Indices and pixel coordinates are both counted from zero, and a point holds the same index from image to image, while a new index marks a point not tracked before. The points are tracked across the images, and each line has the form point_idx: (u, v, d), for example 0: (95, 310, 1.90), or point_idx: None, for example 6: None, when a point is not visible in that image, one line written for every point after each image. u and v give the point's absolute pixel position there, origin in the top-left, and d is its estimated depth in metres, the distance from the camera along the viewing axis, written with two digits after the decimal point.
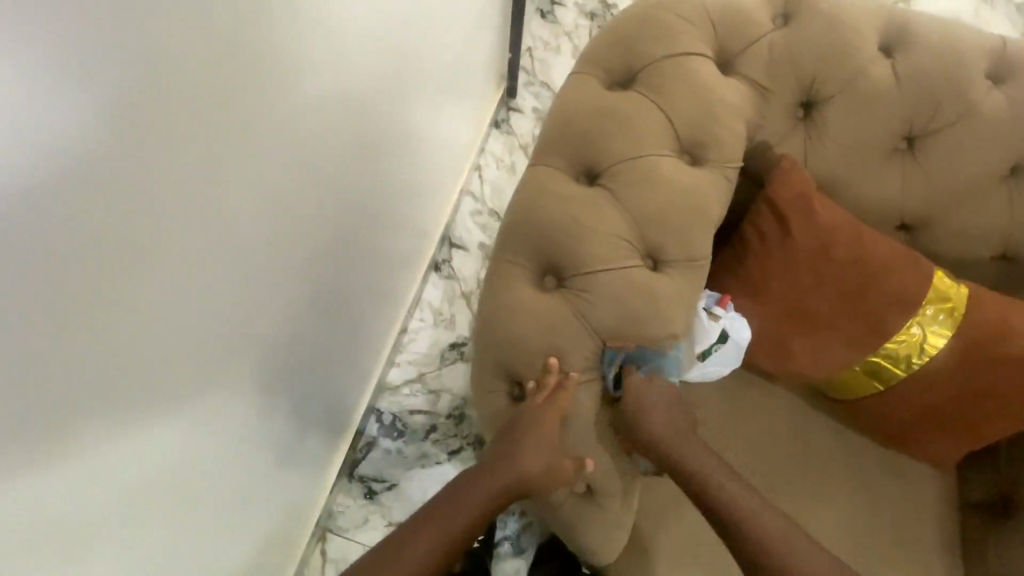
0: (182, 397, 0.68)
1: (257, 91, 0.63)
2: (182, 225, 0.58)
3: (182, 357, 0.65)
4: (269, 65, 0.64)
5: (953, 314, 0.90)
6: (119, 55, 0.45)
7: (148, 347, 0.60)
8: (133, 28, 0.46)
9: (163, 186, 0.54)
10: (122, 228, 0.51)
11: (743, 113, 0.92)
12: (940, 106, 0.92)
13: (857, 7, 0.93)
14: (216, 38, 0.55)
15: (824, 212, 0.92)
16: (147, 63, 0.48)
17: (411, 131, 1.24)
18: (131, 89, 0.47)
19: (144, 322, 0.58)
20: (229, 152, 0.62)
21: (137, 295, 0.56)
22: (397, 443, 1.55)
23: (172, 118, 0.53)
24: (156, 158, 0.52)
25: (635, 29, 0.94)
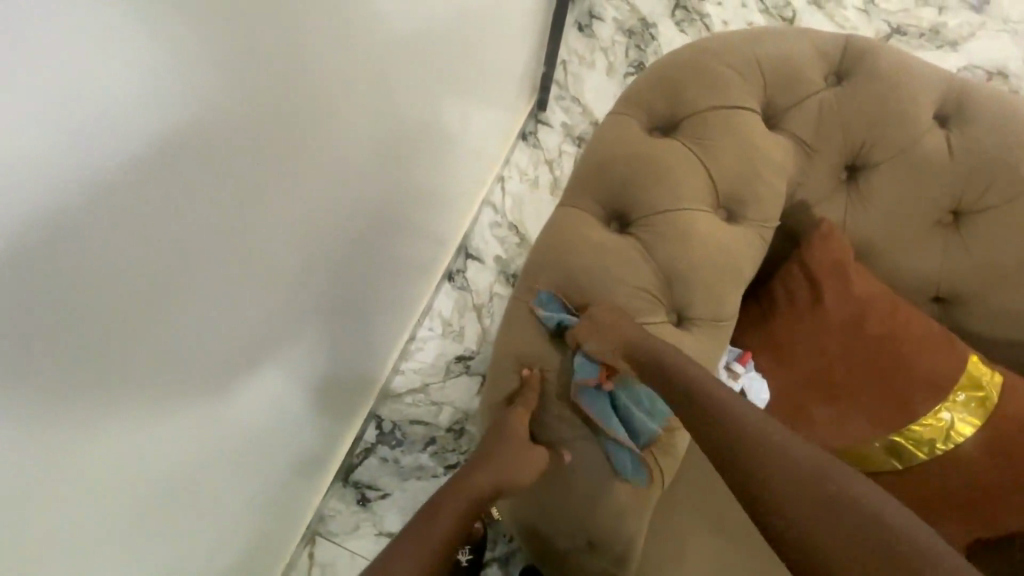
0: (181, 411, 0.67)
1: (284, 112, 0.62)
2: (196, 248, 0.58)
3: (189, 370, 0.65)
4: (298, 85, 0.63)
5: (985, 403, 0.86)
6: (146, 83, 0.45)
7: (154, 362, 0.59)
8: (164, 55, 0.46)
9: (182, 207, 0.54)
10: (137, 248, 0.51)
11: (785, 170, 0.89)
12: (992, 183, 0.88)
13: (914, 70, 0.90)
14: (247, 60, 0.54)
15: (860, 283, 0.89)
16: (177, 88, 0.48)
17: (437, 142, 1.21)
18: (157, 111, 0.47)
19: (152, 340, 0.57)
20: (251, 172, 0.61)
21: (149, 314, 0.56)
22: (395, 452, 1.53)
23: (197, 137, 0.52)
24: (177, 178, 0.52)
25: (682, 71, 0.91)
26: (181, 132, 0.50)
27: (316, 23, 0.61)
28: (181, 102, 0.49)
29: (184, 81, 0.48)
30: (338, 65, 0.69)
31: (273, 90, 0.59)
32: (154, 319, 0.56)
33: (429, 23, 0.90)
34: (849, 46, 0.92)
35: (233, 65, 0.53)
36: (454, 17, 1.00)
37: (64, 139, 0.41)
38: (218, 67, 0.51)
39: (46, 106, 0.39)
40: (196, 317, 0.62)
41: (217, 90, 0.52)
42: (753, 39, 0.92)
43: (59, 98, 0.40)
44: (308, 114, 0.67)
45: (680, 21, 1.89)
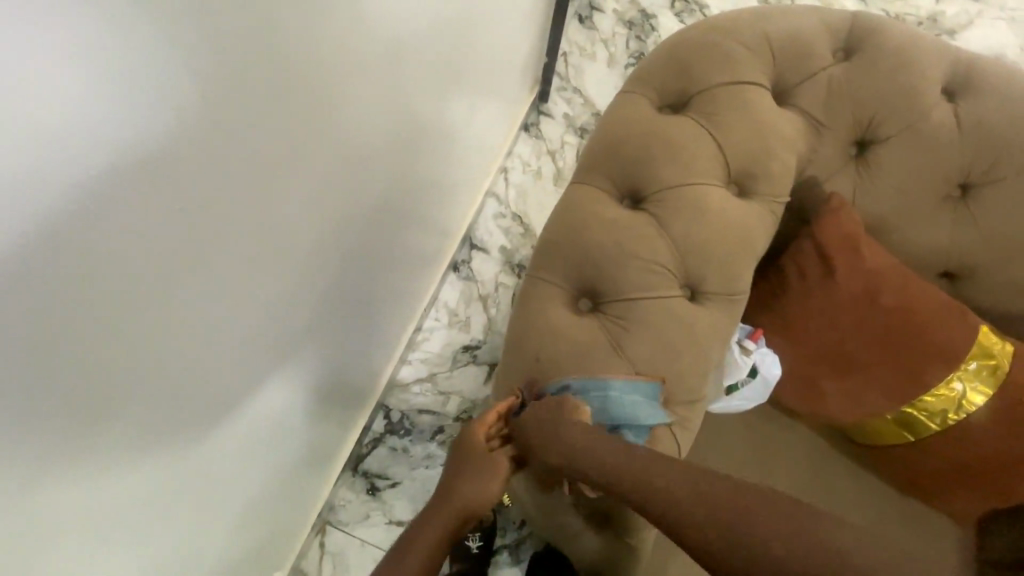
0: (198, 387, 0.68)
1: (301, 87, 0.63)
2: (217, 220, 0.58)
3: (208, 343, 0.66)
4: (314, 58, 0.63)
5: (996, 372, 0.87)
6: (179, 52, 0.46)
7: (175, 335, 0.60)
8: (196, 24, 0.46)
9: (206, 174, 0.54)
10: (164, 213, 0.51)
11: (794, 146, 0.89)
12: (1000, 156, 0.89)
13: (921, 46, 0.91)
14: (268, 25, 0.54)
15: (872, 255, 0.89)
16: (206, 58, 0.48)
17: (443, 131, 1.22)
18: (184, 71, 0.47)
19: (174, 308, 0.58)
20: (270, 143, 0.61)
21: (173, 282, 0.56)
22: (404, 442, 1.53)
23: (221, 101, 0.52)
24: (204, 143, 0.52)
25: (691, 51, 0.92)
26: (205, 94, 0.50)
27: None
28: (206, 64, 0.49)
29: (209, 42, 0.48)
30: (351, 44, 0.69)
31: (292, 60, 0.60)
32: (177, 286, 0.57)
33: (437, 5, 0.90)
34: (856, 23, 0.92)
35: (254, 30, 0.53)
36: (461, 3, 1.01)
37: (104, 107, 0.41)
38: (241, 30, 0.51)
39: (90, 73, 0.40)
40: (215, 289, 0.63)
41: (239, 52, 0.52)
42: (760, 18, 0.92)
43: (102, 67, 0.40)
44: (323, 90, 0.67)
45: (681, 11, 1.90)
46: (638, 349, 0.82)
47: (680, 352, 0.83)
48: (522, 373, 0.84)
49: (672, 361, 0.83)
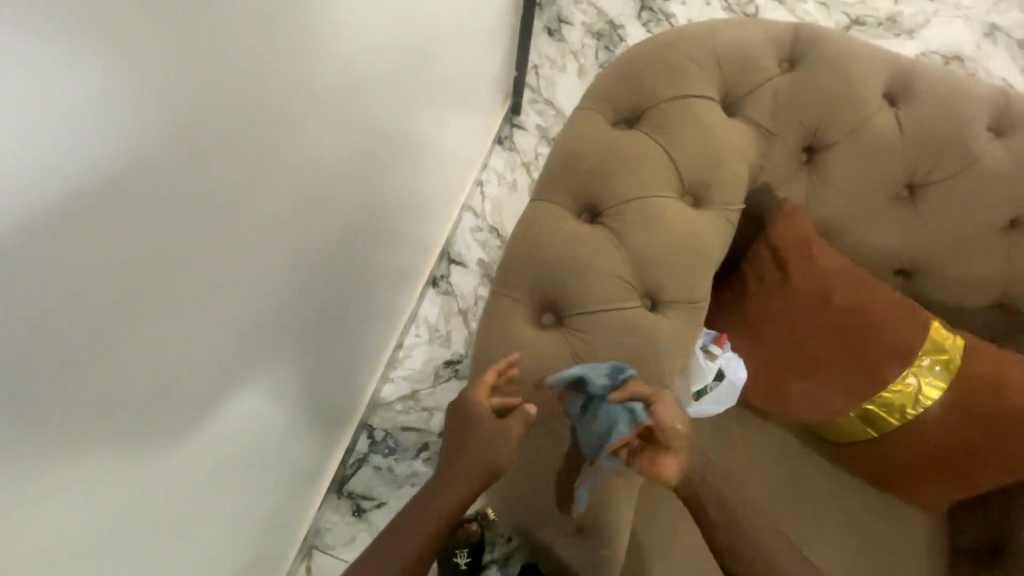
0: (173, 427, 0.67)
1: (263, 121, 0.64)
2: (181, 260, 0.59)
3: (181, 381, 0.66)
4: (273, 94, 0.64)
5: (948, 366, 0.89)
6: (130, 100, 0.46)
7: (144, 377, 0.60)
8: (149, 72, 0.47)
9: (166, 216, 0.54)
10: (123, 259, 0.51)
11: (746, 155, 0.92)
12: (942, 157, 0.92)
13: (863, 54, 0.94)
14: (224, 68, 0.55)
15: (825, 259, 0.92)
16: (160, 103, 0.49)
17: (413, 149, 1.23)
18: (136, 118, 0.47)
19: (142, 351, 0.58)
20: (232, 181, 0.62)
21: (138, 326, 0.56)
22: (388, 461, 1.53)
23: (178, 144, 0.52)
24: (160, 186, 0.52)
25: (642, 67, 0.94)
26: (161, 139, 0.50)
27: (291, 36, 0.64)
28: (160, 109, 0.49)
29: (162, 89, 0.49)
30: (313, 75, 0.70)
31: (251, 99, 0.60)
32: (145, 329, 0.57)
33: (397, 29, 0.91)
34: (800, 34, 0.96)
35: (210, 72, 0.53)
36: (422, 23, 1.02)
37: (47, 155, 0.42)
38: (196, 75, 0.52)
39: (32, 124, 0.40)
40: (187, 328, 0.63)
41: (196, 96, 0.53)
42: (708, 32, 0.95)
43: (44, 116, 0.40)
44: (284, 122, 0.68)
45: (647, 21, 1.93)
46: (603, 358, 0.84)
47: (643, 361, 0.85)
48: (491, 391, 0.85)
49: (635, 371, 0.84)
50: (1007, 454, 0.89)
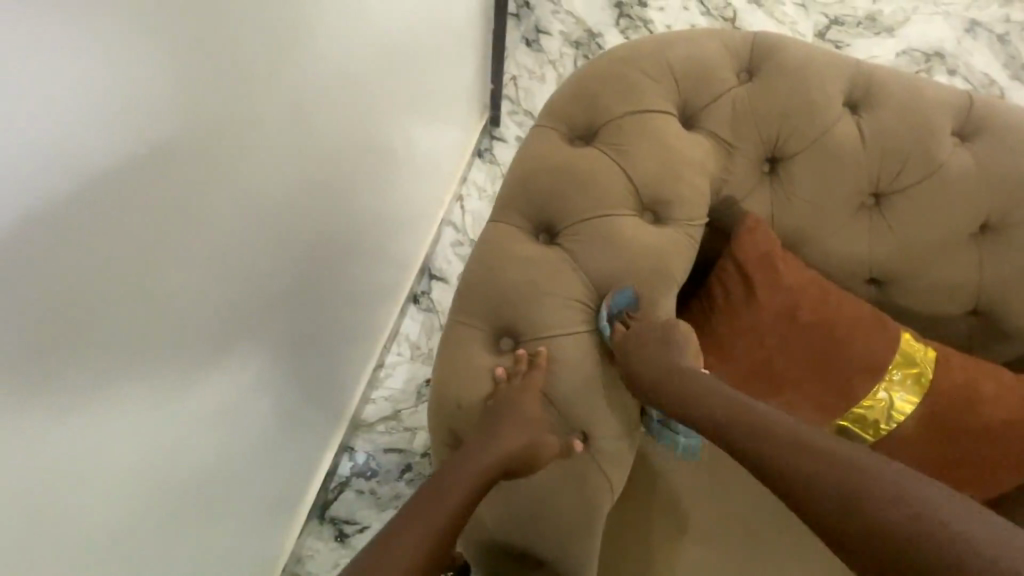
0: (108, 465, 0.66)
1: (191, 157, 0.63)
2: (102, 298, 0.58)
3: (117, 416, 0.65)
4: (196, 125, 0.63)
5: (921, 380, 0.87)
6: (25, 146, 0.47)
7: (68, 416, 0.59)
8: (45, 115, 0.48)
9: (79, 257, 0.54)
10: (28, 301, 0.51)
11: (707, 169, 0.90)
12: (907, 165, 0.90)
13: (823, 62, 0.92)
14: (133, 105, 0.55)
15: (790, 273, 0.90)
16: (61, 146, 0.49)
17: (386, 167, 1.21)
18: (30, 160, 0.47)
19: (64, 390, 0.57)
20: (156, 218, 0.61)
21: (55, 367, 0.56)
22: (370, 484, 1.50)
23: (85, 185, 0.52)
24: (71, 228, 0.53)
25: (599, 83, 0.92)
26: (63, 180, 0.50)
27: (214, 69, 0.63)
28: (57, 150, 0.49)
29: (57, 129, 0.49)
30: (240, 99, 0.68)
31: (170, 133, 0.60)
32: (64, 368, 0.57)
33: (353, 51, 0.89)
34: (759, 44, 0.94)
35: (114, 110, 0.53)
36: (383, 42, 0.99)
37: None
38: (97, 113, 0.52)
39: None
40: (118, 365, 0.63)
41: (101, 135, 0.52)
42: (664, 45, 0.94)
43: None
44: (213, 151, 0.67)
45: (626, 29, 1.88)
46: (562, 380, 0.82)
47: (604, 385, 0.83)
48: (452, 420, 0.83)
49: (598, 394, 0.83)
50: (984, 468, 0.86)
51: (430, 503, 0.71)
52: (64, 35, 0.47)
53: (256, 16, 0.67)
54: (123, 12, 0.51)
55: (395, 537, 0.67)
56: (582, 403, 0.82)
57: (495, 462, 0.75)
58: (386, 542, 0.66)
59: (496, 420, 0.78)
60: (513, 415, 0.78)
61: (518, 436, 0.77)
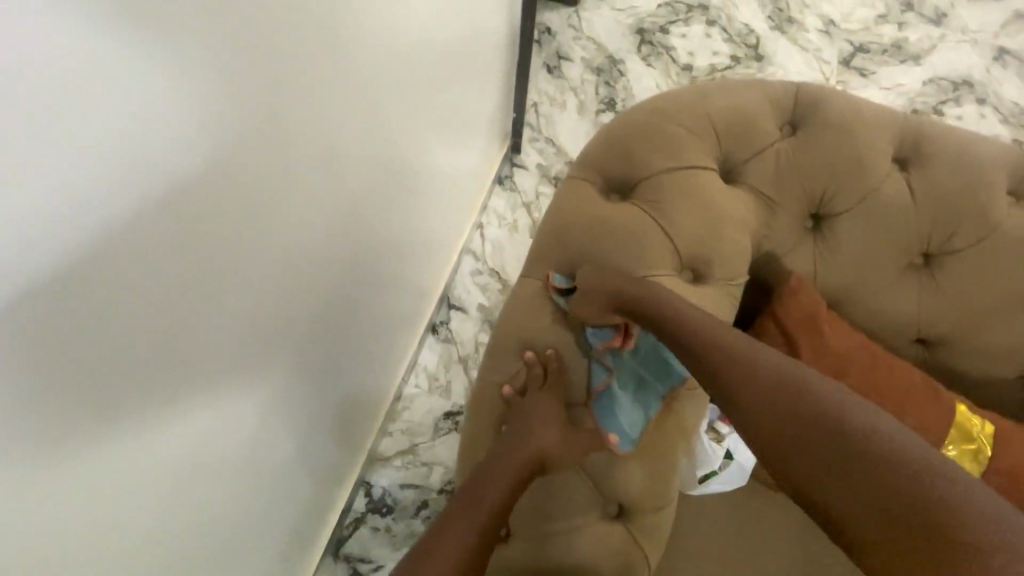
0: (123, 526, 0.64)
1: (224, 217, 0.62)
2: (128, 362, 0.57)
3: (135, 478, 0.64)
4: (233, 186, 0.62)
5: (977, 456, 0.82)
6: (84, 226, 0.47)
7: (85, 482, 0.57)
8: (103, 193, 0.48)
9: (117, 324, 0.54)
10: (54, 379, 0.50)
11: (746, 224, 0.87)
12: (959, 224, 0.86)
13: (870, 115, 0.89)
14: (162, 171, 0.53)
15: (835, 336, 0.86)
16: (113, 222, 0.49)
17: (407, 201, 1.18)
18: (61, 238, 0.46)
19: (85, 464, 0.56)
20: (190, 280, 0.61)
21: (79, 434, 0.55)
22: (386, 520, 1.45)
23: (112, 257, 0.51)
24: (114, 299, 0.52)
25: (635, 134, 0.90)
26: (100, 256, 0.49)
27: (247, 129, 0.62)
28: (84, 224, 0.47)
29: (108, 205, 0.49)
30: (267, 156, 0.66)
31: (210, 198, 0.59)
32: (88, 441, 0.56)
33: (376, 91, 0.87)
34: (801, 95, 0.91)
35: (161, 182, 0.53)
36: (407, 79, 0.97)
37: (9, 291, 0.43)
38: (127, 183, 0.50)
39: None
40: (138, 434, 0.62)
41: (147, 207, 0.52)
42: (703, 96, 0.91)
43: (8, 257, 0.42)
44: (245, 208, 0.65)
45: (647, 55, 1.86)
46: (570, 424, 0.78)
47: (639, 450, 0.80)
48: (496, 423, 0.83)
49: (631, 461, 0.80)
50: None
51: (466, 506, 0.69)
52: (110, 115, 0.46)
53: (288, 74, 0.65)
54: (163, 86, 0.50)
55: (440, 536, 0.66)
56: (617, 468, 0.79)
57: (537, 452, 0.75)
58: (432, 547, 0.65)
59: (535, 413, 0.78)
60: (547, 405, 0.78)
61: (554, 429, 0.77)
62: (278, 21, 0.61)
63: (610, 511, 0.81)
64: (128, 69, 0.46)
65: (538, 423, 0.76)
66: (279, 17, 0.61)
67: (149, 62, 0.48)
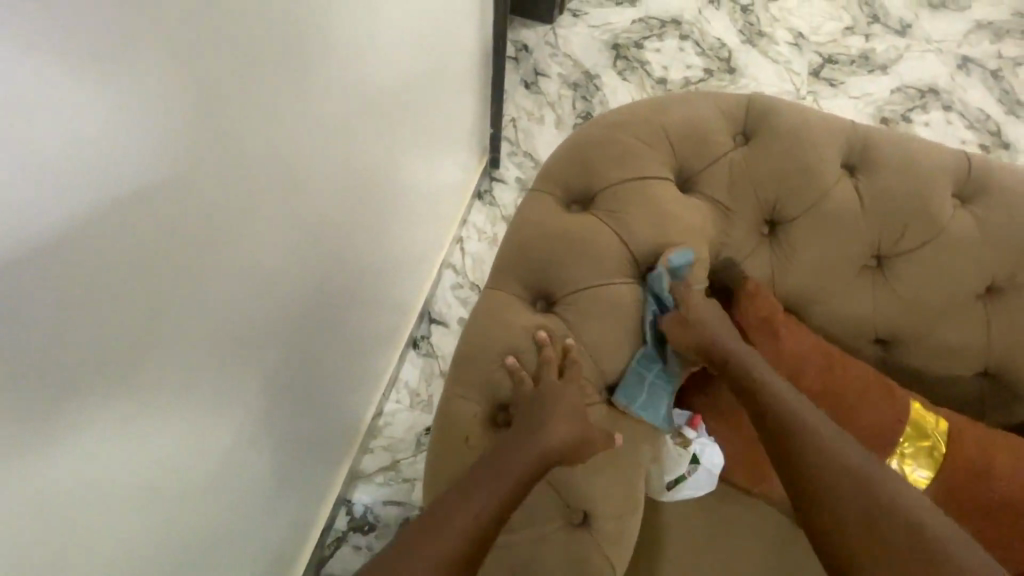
0: (90, 555, 0.63)
1: (191, 238, 0.62)
2: (97, 389, 0.57)
3: (101, 507, 0.63)
4: (206, 210, 0.63)
5: (933, 454, 0.84)
6: (46, 254, 0.47)
7: (49, 513, 0.56)
8: (68, 221, 0.48)
9: (83, 351, 0.54)
10: (20, 410, 0.50)
11: (705, 233, 0.89)
12: (908, 227, 0.89)
13: (819, 125, 0.93)
14: (130, 197, 0.53)
15: (793, 338, 0.87)
16: (78, 249, 0.49)
17: (382, 217, 1.19)
18: (25, 267, 0.46)
19: (57, 494, 0.56)
20: (161, 304, 0.61)
21: (44, 466, 0.54)
22: (368, 538, 1.44)
23: (77, 285, 0.51)
24: (80, 326, 0.52)
25: (594, 147, 0.92)
26: (65, 285, 0.49)
27: (219, 153, 0.62)
28: (49, 255, 0.47)
29: (74, 232, 0.49)
30: (240, 180, 0.67)
31: (177, 221, 0.59)
32: (59, 470, 0.55)
33: (350, 111, 0.89)
34: (753, 107, 0.94)
35: (127, 208, 0.53)
36: (379, 97, 0.99)
37: None
38: (94, 210, 0.50)
39: None
40: (104, 462, 0.61)
41: (114, 233, 0.52)
42: (658, 109, 0.94)
43: None
44: (217, 231, 0.66)
45: (622, 70, 1.90)
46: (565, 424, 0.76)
47: (604, 458, 0.81)
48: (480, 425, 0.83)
49: (598, 469, 0.81)
50: (1004, 548, 0.83)
51: (458, 501, 0.68)
52: (76, 143, 0.47)
53: (261, 96, 0.66)
54: (133, 113, 0.51)
55: (425, 533, 0.65)
56: (582, 475, 0.80)
57: (530, 456, 0.74)
58: (416, 541, 0.64)
59: (531, 416, 0.77)
60: (541, 408, 0.77)
61: (552, 433, 0.75)
62: (252, 45, 0.62)
63: (575, 519, 0.81)
64: (97, 98, 0.47)
65: (546, 413, 0.77)
66: (253, 42, 0.62)
67: (113, 93, 0.48)
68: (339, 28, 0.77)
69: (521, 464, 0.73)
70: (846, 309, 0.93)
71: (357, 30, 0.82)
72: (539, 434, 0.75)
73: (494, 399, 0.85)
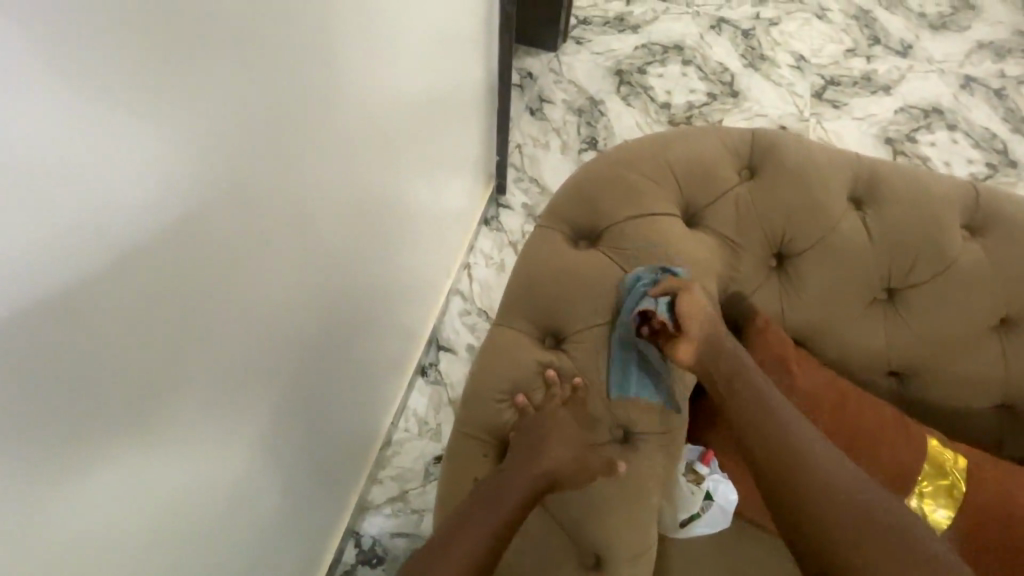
0: None
1: (200, 284, 0.63)
2: (106, 437, 0.58)
3: (107, 552, 0.63)
4: (214, 256, 0.64)
5: (952, 493, 0.82)
6: (59, 309, 0.48)
7: (56, 560, 0.57)
8: (82, 277, 0.49)
9: (93, 400, 0.55)
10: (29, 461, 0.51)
11: (712, 267, 0.89)
12: (917, 259, 0.89)
13: (824, 159, 0.93)
14: (143, 250, 0.54)
15: (803, 376, 0.87)
16: (91, 302, 0.51)
17: (389, 247, 1.20)
18: (37, 323, 0.47)
19: (63, 545, 0.57)
20: (170, 349, 0.62)
21: (52, 514, 0.54)
22: (376, 571, 1.42)
23: (88, 339, 0.52)
24: (91, 375, 0.53)
25: (600, 183, 0.93)
26: (76, 337, 0.51)
27: (229, 199, 0.64)
28: (60, 310, 0.48)
29: (89, 286, 0.50)
30: (248, 224, 0.69)
31: (187, 269, 0.61)
32: (67, 518, 0.56)
33: (358, 146, 0.91)
34: (757, 141, 0.95)
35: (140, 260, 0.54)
36: (386, 131, 1.01)
37: None
38: (108, 265, 0.51)
39: None
40: (112, 508, 0.61)
41: (126, 285, 0.54)
42: (662, 145, 0.95)
43: None
44: (226, 275, 0.67)
45: (626, 95, 1.93)
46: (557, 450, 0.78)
47: (615, 497, 0.80)
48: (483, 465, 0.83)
49: (608, 510, 0.80)
50: None
51: (456, 539, 0.70)
52: (94, 203, 0.48)
53: (268, 141, 0.68)
54: (149, 170, 0.52)
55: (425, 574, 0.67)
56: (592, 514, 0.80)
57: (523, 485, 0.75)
58: None
59: (524, 448, 0.78)
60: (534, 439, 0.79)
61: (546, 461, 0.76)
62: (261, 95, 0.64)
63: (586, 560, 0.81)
64: (115, 157, 0.49)
65: (543, 443, 0.78)
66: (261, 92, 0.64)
67: (131, 152, 0.50)
68: (347, 70, 0.80)
69: (515, 495, 0.74)
70: (858, 341, 0.92)
71: (364, 70, 0.84)
72: (530, 465, 0.77)
73: (500, 436, 0.85)
